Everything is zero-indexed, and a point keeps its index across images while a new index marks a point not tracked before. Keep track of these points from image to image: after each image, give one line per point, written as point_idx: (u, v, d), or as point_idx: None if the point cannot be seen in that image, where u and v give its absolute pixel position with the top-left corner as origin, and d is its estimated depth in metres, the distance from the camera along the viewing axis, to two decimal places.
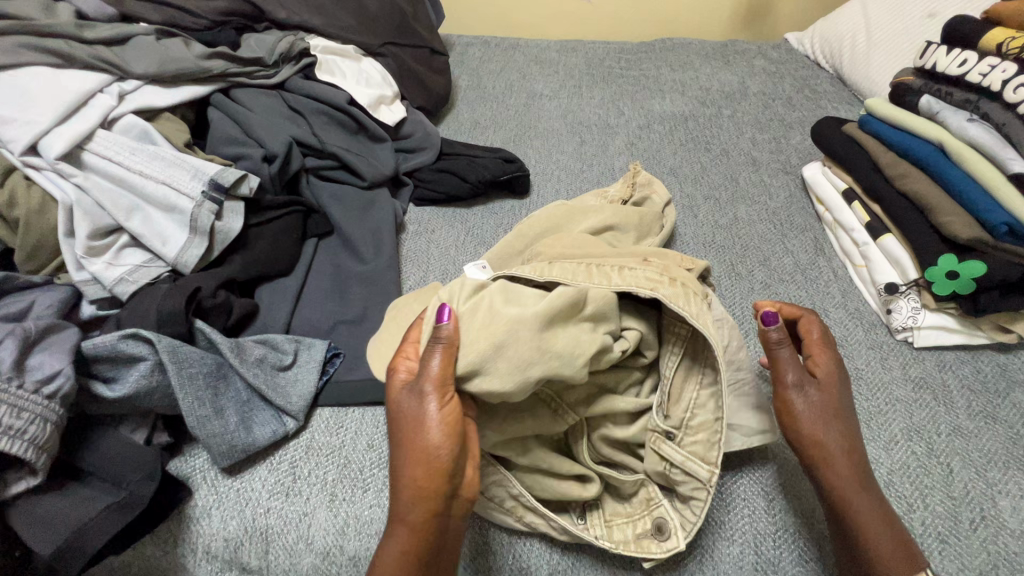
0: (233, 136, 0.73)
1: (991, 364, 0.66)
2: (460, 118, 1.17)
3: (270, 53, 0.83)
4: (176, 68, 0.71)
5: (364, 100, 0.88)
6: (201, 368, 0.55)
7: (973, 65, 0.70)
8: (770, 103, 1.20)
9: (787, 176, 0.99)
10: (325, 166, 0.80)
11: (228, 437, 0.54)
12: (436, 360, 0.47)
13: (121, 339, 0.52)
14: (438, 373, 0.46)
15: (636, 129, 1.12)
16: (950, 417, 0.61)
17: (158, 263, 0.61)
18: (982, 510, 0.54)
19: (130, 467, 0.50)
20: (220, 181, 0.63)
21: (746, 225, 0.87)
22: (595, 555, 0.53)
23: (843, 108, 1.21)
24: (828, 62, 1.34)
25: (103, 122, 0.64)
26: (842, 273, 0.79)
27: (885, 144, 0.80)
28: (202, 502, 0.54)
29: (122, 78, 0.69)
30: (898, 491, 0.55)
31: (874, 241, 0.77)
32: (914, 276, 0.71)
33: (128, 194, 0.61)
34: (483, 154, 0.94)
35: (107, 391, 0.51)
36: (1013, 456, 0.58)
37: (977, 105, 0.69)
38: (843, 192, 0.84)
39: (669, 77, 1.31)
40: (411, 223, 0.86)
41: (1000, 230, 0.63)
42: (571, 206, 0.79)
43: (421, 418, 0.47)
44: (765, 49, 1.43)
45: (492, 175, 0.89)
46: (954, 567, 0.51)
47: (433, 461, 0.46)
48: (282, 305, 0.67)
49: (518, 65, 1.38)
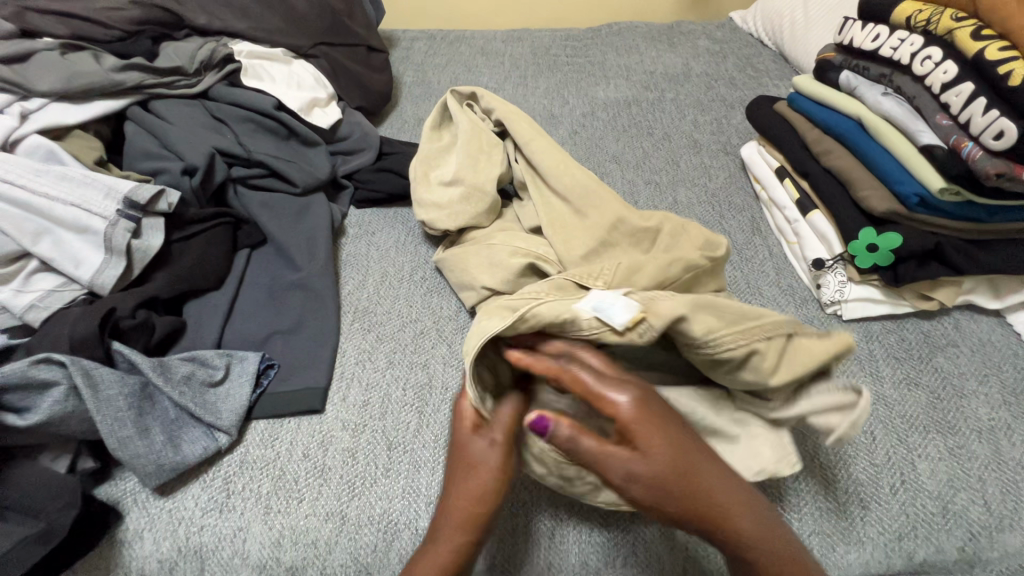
0: (150, 149, 0.71)
1: (915, 332, 0.69)
2: (404, 115, 1.15)
3: (190, 61, 0.80)
4: (83, 83, 0.69)
5: (293, 105, 0.87)
6: (121, 390, 0.54)
7: (885, 40, 0.70)
8: (713, 84, 1.21)
9: (727, 156, 1.00)
10: (254, 175, 0.79)
11: (154, 457, 0.53)
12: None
13: (32, 365, 0.51)
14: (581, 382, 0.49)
15: (579, 118, 1.12)
16: (874, 386, 0.64)
17: (73, 286, 0.59)
18: (902, 475, 0.57)
19: (48, 496, 0.49)
20: (135, 198, 0.62)
21: (685, 208, 0.88)
22: (530, 547, 0.54)
23: (783, 85, 1.22)
24: (771, 40, 1.35)
25: (5, 144, 0.62)
26: (777, 251, 0.81)
27: (812, 121, 0.81)
28: (133, 524, 0.54)
29: (27, 97, 0.67)
30: (824, 462, 0.59)
31: (804, 217, 0.78)
32: (840, 250, 0.73)
33: (35, 218, 0.59)
34: (449, 98, 0.87)
35: (18, 421, 0.50)
36: (931, 420, 0.61)
37: (891, 79, 0.69)
38: (776, 170, 0.85)
39: (614, 62, 1.31)
40: (351, 227, 0.85)
41: (913, 201, 0.65)
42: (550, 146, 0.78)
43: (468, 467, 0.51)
44: (710, 30, 1.43)
45: (442, 139, 0.86)
46: (874, 531, 0.55)
47: (482, 489, 0.50)
48: (211, 321, 0.66)
49: (463, 58, 1.36)
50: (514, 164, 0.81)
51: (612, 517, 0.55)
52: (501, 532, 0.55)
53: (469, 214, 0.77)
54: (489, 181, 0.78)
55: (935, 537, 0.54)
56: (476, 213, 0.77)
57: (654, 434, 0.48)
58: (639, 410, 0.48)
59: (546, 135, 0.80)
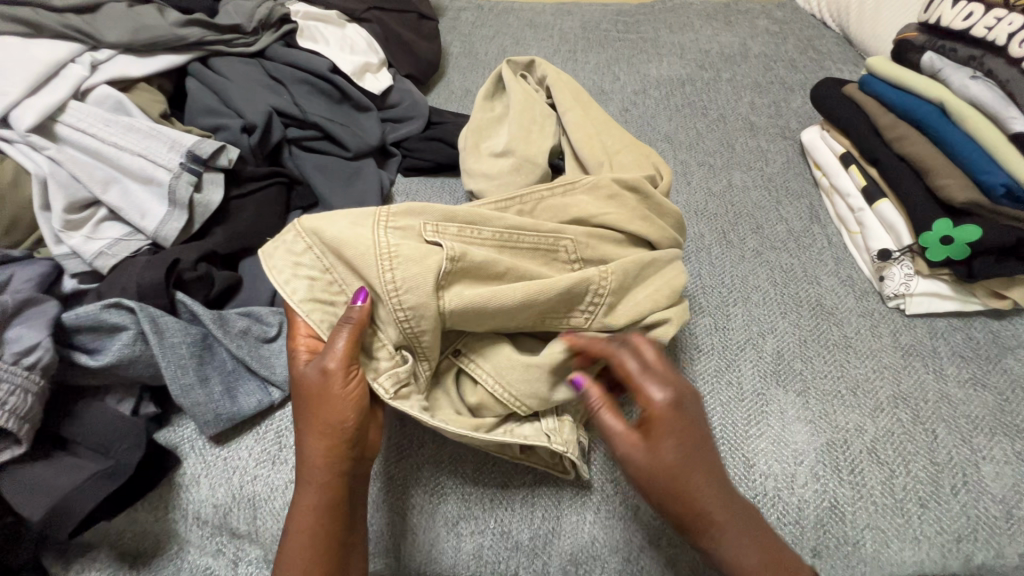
0: (210, 105, 0.71)
1: (983, 331, 0.66)
2: (451, 86, 1.14)
3: (249, 19, 0.80)
4: (149, 36, 0.69)
5: (347, 68, 0.86)
6: (184, 339, 0.55)
7: (980, 18, 0.67)
8: (771, 65, 1.16)
9: (785, 141, 0.96)
10: (308, 137, 0.79)
11: (213, 406, 0.55)
12: (343, 339, 0.49)
13: (103, 309, 0.52)
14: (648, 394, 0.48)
15: (631, 95, 1.09)
16: (938, 383, 0.62)
17: (138, 236, 0.61)
18: (964, 476, 0.55)
19: (116, 436, 0.51)
20: (198, 152, 0.62)
21: (740, 192, 0.85)
22: (576, 519, 0.54)
23: (846, 70, 1.17)
24: (835, 22, 1.28)
25: (76, 93, 0.63)
26: (836, 240, 0.78)
27: (885, 105, 0.77)
28: (190, 470, 0.55)
29: (94, 48, 0.67)
30: (881, 456, 0.56)
31: (869, 206, 0.75)
32: (909, 242, 0.70)
33: (104, 167, 0.60)
34: (503, 68, 0.85)
35: (90, 361, 0.51)
36: (999, 422, 0.58)
37: (982, 61, 0.67)
38: (841, 157, 0.81)
39: (667, 40, 1.27)
40: (399, 194, 0.85)
41: (998, 191, 0.63)
42: (601, 120, 0.77)
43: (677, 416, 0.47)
44: (769, 9, 1.37)
45: (493, 108, 0.84)
46: (932, 530, 0.53)
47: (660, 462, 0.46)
48: (265, 279, 0.66)
49: (511, 30, 1.33)
50: (563, 139, 0.78)
51: None
52: (547, 504, 0.55)
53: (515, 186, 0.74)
54: (541, 153, 0.75)
55: (996, 541, 0.52)
56: (524, 184, 0.74)
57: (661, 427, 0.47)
58: (671, 410, 0.48)
59: (592, 107, 0.79)
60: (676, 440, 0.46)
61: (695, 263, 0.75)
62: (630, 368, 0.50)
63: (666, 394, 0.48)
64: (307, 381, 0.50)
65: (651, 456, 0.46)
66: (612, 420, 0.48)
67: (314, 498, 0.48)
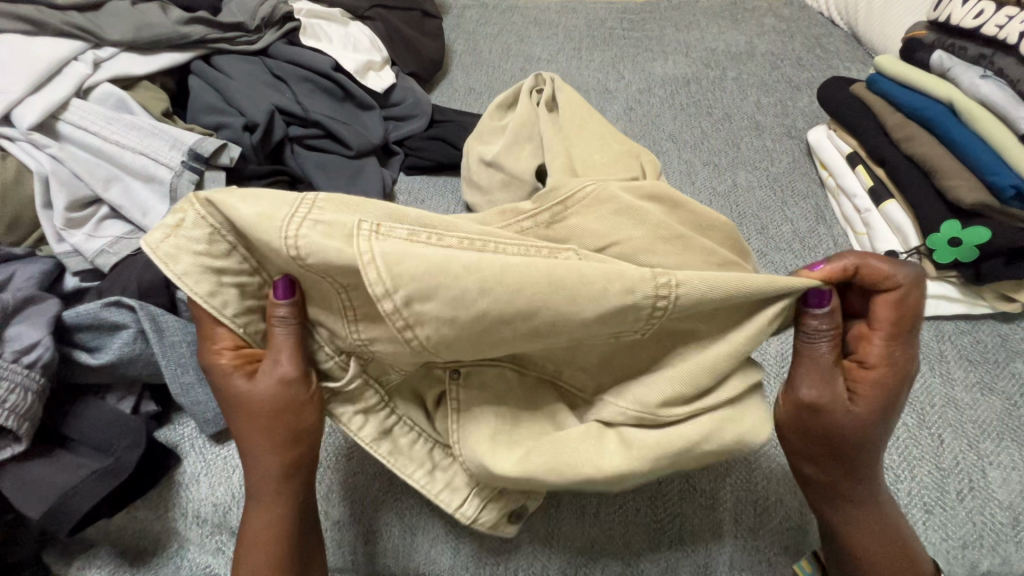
0: (213, 104, 0.71)
1: (991, 334, 0.65)
2: (455, 84, 1.13)
3: (252, 17, 0.80)
4: (152, 34, 0.69)
5: (350, 66, 0.86)
6: (185, 337, 0.55)
7: (990, 17, 0.66)
8: (778, 64, 1.15)
9: (791, 140, 0.95)
10: (310, 135, 0.79)
11: (213, 405, 0.55)
12: (282, 340, 0.44)
13: (104, 307, 0.52)
14: (875, 344, 0.46)
15: (635, 94, 1.08)
16: (945, 387, 0.61)
17: (139, 235, 0.61)
18: (970, 482, 0.54)
19: (116, 434, 0.51)
20: (200, 151, 0.62)
21: (744, 192, 0.84)
22: (574, 522, 0.54)
23: (855, 68, 1.15)
24: (843, 19, 1.27)
25: (79, 91, 0.63)
26: (842, 242, 0.77)
27: (892, 104, 0.76)
28: (191, 468, 0.56)
29: (97, 46, 0.67)
30: (886, 461, 0.56)
31: (876, 207, 0.74)
32: (916, 243, 0.69)
33: (106, 165, 0.60)
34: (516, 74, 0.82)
35: (91, 360, 0.51)
36: (1006, 427, 0.58)
37: (993, 60, 0.67)
38: (848, 157, 0.80)
39: (672, 38, 1.26)
40: (401, 193, 0.84)
41: (1009, 193, 0.62)
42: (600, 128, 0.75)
43: (886, 368, 0.46)
44: (777, 6, 1.35)
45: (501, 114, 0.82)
46: (936, 536, 0.52)
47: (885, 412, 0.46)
48: None
49: (516, 27, 1.32)
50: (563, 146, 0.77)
51: (662, 501, 0.54)
52: (546, 506, 0.54)
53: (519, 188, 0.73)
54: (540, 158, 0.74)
55: (1003, 548, 0.52)
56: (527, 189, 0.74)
57: (870, 378, 0.46)
58: (886, 366, 0.46)
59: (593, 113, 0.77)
60: (878, 396, 0.45)
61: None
62: (891, 297, 0.45)
63: (886, 349, 0.46)
64: (246, 388, 0.46)
65: (841, 401, 0.45)
66: (826, 347, 0.45)
67: (279, 509, 0.47)
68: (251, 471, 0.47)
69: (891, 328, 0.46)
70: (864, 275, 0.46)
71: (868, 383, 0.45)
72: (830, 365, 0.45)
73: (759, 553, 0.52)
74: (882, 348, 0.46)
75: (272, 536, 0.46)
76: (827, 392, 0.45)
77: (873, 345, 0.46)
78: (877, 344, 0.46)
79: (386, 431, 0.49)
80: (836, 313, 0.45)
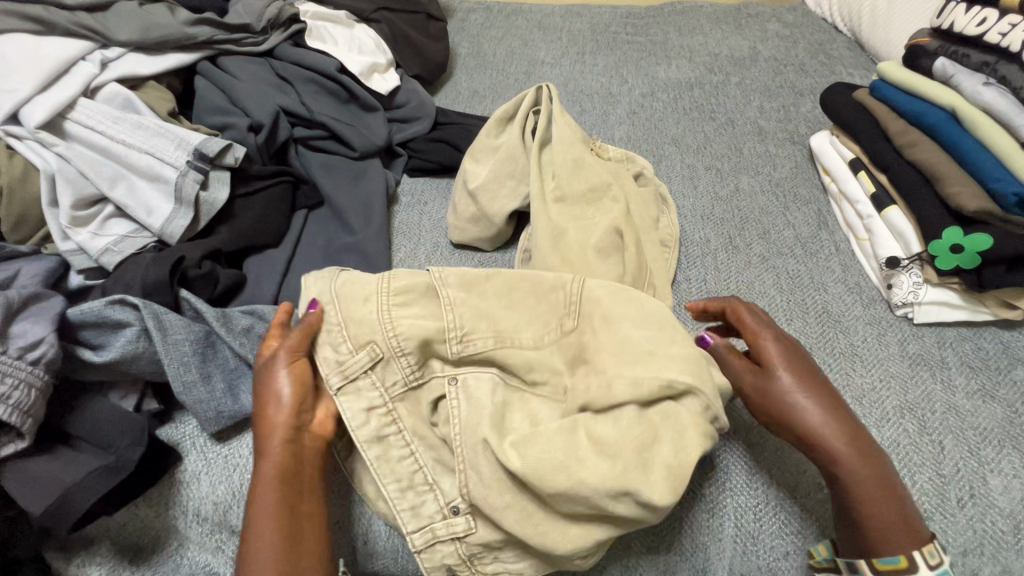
0: (219, 104, 0.72)
1: (993, 341, 0.65)
2: (458, 86, 1.14)
3: (258, 19, 0.81)
4: (159, 35, 0.70)
5: (354, 68, 0.86)
6: (188, 336, 0.55)
7: (994, 24, 0.66)
8: (781, 70, 1.15)
9: (794, 146, 0.95)
10: (315, 136, 0.79)
11: (215, 403, 0.55)
12: (294, 336, 0.52)
13: (107, 305, 0.53)
14: (772, 350, 0.53)
15: (638, 98, 1.08)
16: (946, 394, 0.61)
17: (144, 234, 0.61)
18: (971, 489, 0.54)
19: (119, 431, 0.51)
20: (205, 151, 0.63)
21: (746, 197, 0.84)
22: None
23: (858, 74, 1.15)
24: (847, 26, 1.27)
25: (86, 91, 0.64)
26: (843, 246, 0.77)
27: (895, 111, 0.76)
28: (192, 466, 0.56)
29: (105, 46, 0.68)
30: None
31: (879, 213, 0.74)
32: (918, 249, 0.69)
33: (112, 164, 0.61)
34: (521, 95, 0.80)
35: (94, 357, 0.52)
36: (1008, 435, 0.57)
37: (995, 67, 0.66)
38: (850, 163, 0.80)
39: (676, 43, 1.26)
40: (404, 195, 0.85)
41: (1011, 200, 0.62)
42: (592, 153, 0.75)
43: (793, 359, 0.53)
44: (780, 12, 1.36)
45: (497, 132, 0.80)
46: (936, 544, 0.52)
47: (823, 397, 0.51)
48: (269, 277, 0.66)
49: (520, 31, 1.33)
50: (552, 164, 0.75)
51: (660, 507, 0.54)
52: None
53: (519, 193, 0.73)
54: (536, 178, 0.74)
55: (1003, 556, 0.51)
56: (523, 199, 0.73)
57: (790, 369, 0.52)
58: (788, 355, 0.53)
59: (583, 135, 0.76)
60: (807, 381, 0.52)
61: (699, 268, 0.74)
62: (749, 320, 0.56)
63: (779, 343, 0.54)
64: (262, 376, 0.51)
65: (784, 390, 0.51)
66: (736, 364, 0.54)
67: (279, 493, 0.47)
68: (262, 434, 0.49)
69: (775, 333, 0.55)
70: (741, 311, 0.57)
71: (788, 371, 0.52)
72: (761, 374, 0.52)
73: (758, 557, 0.52)
74: (780, 345, 0.54)
75: (273, 520, 0.46)
76: (753, 392, 0.52)
77: (767, 344, 0.54)
78: (766, 340, 0.54)
79: (380, 437, 0.51)
80: (744, 323, 0.56)
